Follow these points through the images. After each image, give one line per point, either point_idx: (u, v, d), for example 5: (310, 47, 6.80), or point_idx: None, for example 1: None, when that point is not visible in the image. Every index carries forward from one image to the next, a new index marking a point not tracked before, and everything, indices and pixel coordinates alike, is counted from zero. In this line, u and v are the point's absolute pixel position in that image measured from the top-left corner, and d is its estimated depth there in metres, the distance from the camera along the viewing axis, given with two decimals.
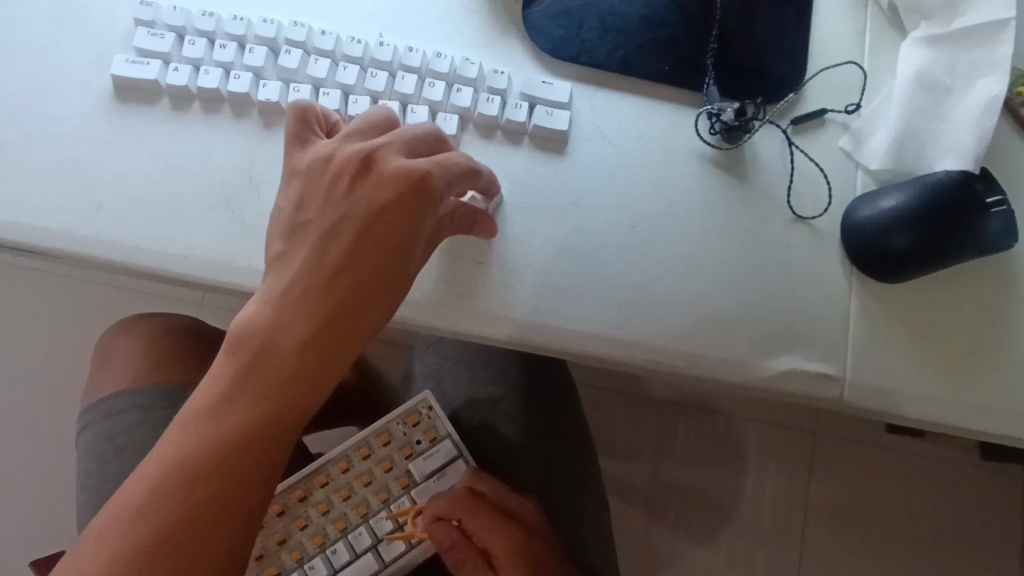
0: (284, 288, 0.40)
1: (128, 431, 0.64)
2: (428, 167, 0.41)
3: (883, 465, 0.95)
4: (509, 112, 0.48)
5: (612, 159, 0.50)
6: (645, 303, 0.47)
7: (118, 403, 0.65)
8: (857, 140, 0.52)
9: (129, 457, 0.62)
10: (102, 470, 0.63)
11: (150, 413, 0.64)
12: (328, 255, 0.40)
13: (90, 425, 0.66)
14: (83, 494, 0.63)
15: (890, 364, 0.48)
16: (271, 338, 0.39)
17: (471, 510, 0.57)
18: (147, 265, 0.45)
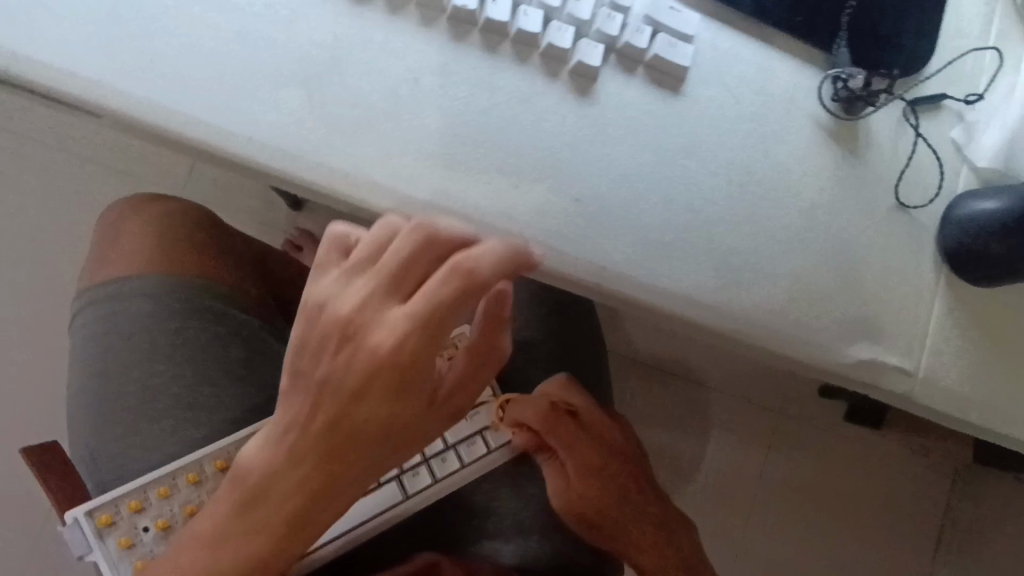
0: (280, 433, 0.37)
1: (139, 321, 0.60)
2: (410, 328, 0.33)
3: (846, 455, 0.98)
4: (629, 35, 0.43)
5: (727, 111, 0.45)
6: (740, 270, 0.45)
7: (125, 289, 0.60)
8: (969, 134, 0.49)
9: (141, 349, 0.59)
10: (107, 357, 0.59)
11: (165, 304, 0.60)
12: (333, 354, 0.35)
13: (89, 310, 0.60)
14: (79, 381, 0.59)
15: (964, 368, 0.47)
16: (320, 391, 0.35)
17: (552, 421, 0.56)
18: (200, 141, 0.39)
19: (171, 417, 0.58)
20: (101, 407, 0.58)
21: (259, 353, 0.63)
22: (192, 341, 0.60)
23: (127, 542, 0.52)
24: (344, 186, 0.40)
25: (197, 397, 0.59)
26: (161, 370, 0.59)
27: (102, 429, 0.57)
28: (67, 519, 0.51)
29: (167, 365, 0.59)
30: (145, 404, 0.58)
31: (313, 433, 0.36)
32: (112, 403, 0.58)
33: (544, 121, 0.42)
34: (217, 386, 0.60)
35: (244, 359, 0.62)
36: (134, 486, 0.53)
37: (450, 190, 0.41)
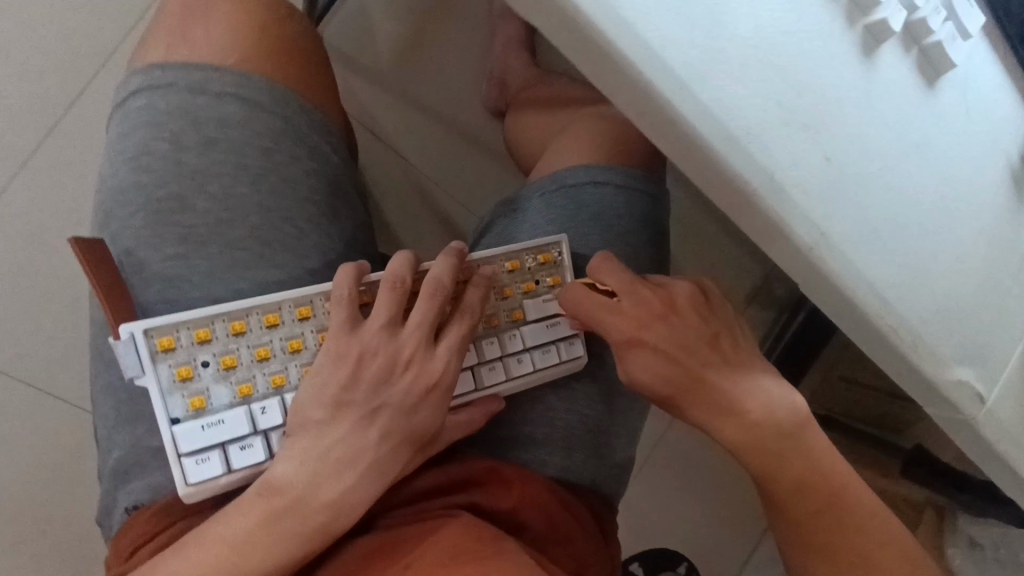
0: (398, 376, 0.48)
1: (221, 123, 0.48)
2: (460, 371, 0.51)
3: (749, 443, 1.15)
4: (930, 12, 0.41)
5: (957, 123, 0.46)
6: (910, 274, 0.47)
7: (210, 79, 0.48)
8: None
9: (220, 160, 0.48)
10: (174, 155, 0.47)
11: (257, 113, 0.49)
12: (447, 336, 0.50)
13: (156, 90, 0.48)
14: (127, 171, 0.47)
15: (1016, 407, 0.54)
16: (408, 358, 0.49)
17: (580, 297, 0.55)
18: None
19: (247, 250, 0.49)
20: (158, 213, 0.47)
21: (342, 204, 0.54)
22: (281, 165, 0.50)
23: (186, 374, 0.45)
24: (642, 60, 0.35)
25: (275, 233, 0.49)
26: (238, 190, 0.48)
27: (158, 244, 0.47)
28: (122, 332, 0.43)
29: (247, 188, 0.49)
30: (215, 226, 0.48)
31: (441, 366, 0.49)
32: (171, 211, 0.47)
33: (832, 68, 0.40)
34: (302, 229, 0.50)
35: (332, 206, 0.53)
36: (201, 313, 0.45)
37: (734, 106, 0.38)
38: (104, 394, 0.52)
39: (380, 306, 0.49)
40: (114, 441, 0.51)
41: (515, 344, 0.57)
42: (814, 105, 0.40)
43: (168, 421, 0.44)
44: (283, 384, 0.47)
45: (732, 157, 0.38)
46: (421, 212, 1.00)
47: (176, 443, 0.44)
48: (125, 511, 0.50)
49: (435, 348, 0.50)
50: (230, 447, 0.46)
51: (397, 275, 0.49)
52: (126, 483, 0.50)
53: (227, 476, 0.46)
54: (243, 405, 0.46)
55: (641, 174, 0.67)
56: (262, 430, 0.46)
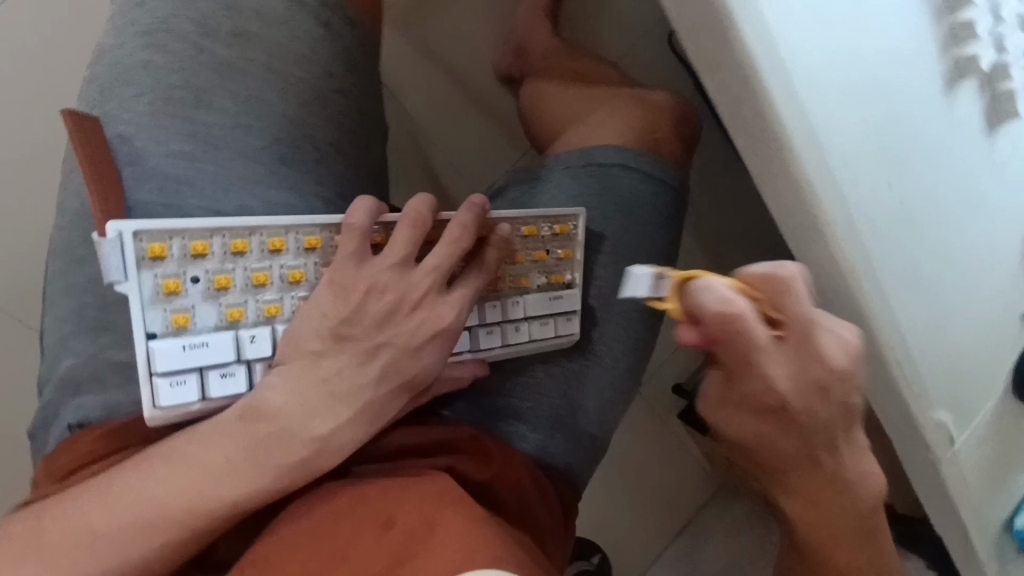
0: (401, 318, 0.45)
1: (256, 16, 0.47)
2: None
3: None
4: (1010, 59, 0.41)
5: (1002, 177, 0.47)
6: (928, 313, 0.47)
7: None
8: None
9: (249, 52, 0.47)
10: (203, 39, 0.46)
11: (294, 15, 0.48)
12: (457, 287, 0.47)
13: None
14: (153, 48, 0.46)
15: (975, 452, 0.57)
16: (411, 300, 0.45)
17: None
18: None
19: (259, 163, 0.47)
20: (172, 100, 0.45)
21: (365, 130, 0.53)
22: (318, 77, 0.49)
23: (173, 287, 0.39)
24: (755, 45, 0.34)
25: (294, 147, 0.48)
26: (262, 93, 0.47)
27: (164, 134, 0.45)
28: (109, 230, 0.37)
29: (272, 95, 0.47)
30: (230, 127, 0.46)
31: (449, 317, 0.46)
32: (191, 98, 0.46)
33: (912, 91, 0.39)
34: (316, 143, 0.49)
35: (355, 130, 0.52)
36: (201, 223, 0.39)
37: (818, 110, 0.37)
38: (71, 290, 0.46)
39: (397, 240, 0.45)
40: (78, 345, 0.46)
41: (519, 312, 0.54)
42: (890, 129, 0.39)
43: (144, 335, 0.39)
44: (277, 314, 0.43)
45: (808, 166, 0.37)
46: (412, 163, 0.96)
47: (152, 360, 0.38)
48: (69, 428, 0.44)
49: (442, 292, 0.47)
50: (209, 373, 0.41)
51: (419, 212, 0.45)
52: (77, 397, 0.45)
53: (201, 404, 0.41)
54: (231, 330, 0.41)
55: (669, 165, 0.65)
56: (247, 360, 0.42)
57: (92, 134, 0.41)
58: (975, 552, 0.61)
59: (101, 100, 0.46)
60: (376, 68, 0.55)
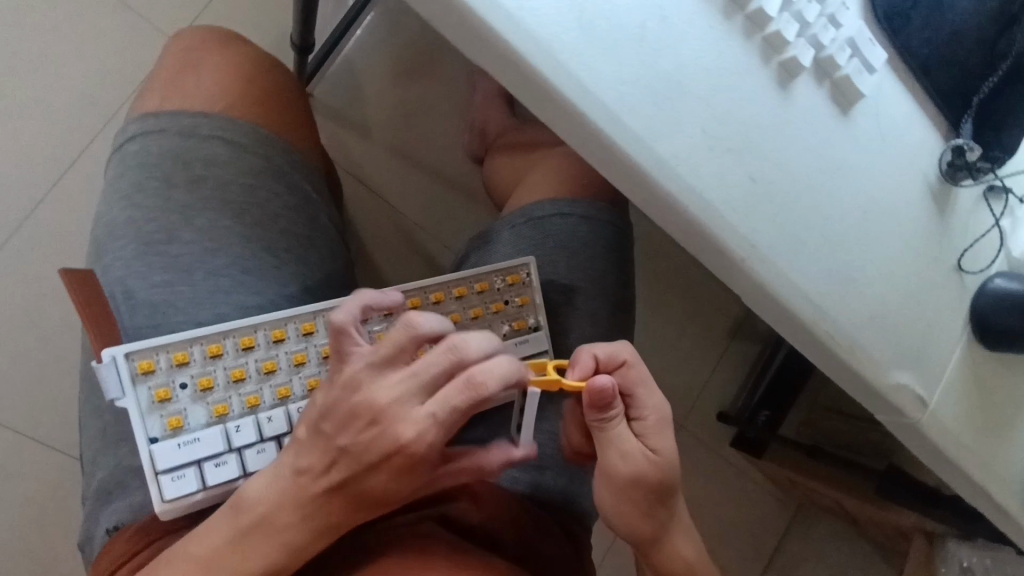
0: (372, 439, 0.45)
1: (211, 163, 0.57)
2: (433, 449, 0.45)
3: (726, 471, 1.16)
4: (835, 50, 0.47)
5: (874, 148, 0.51)
6: (841, 283, 0.51)
7: (205, 125, 0.57)
8: (1013, 227, 0.60)
9: (207, 194, 0.56)
10: (171, 189, 0.56)
11: (242, 154, 0.58)
12: (427, 407, 0.45)
13: (160, 142, 0.57)
14: (133, 206, 0.55)
15: (954, 411, 0.58)
16: (379, 413, 0.45)
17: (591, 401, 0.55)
18: (469, 9, 0.38)
19: (227, 277, 0.55)
20: (152, 243, 0.55)
21: (319, 234, 0.61)
22: (272, 200, 0.58)
23: (165, 395, 0.47)
24: (580, 98, 0.40)
25: (258, 260, 0.57)
26: (224, 222, 0.56)
27: (148, 272, 0.54)
28: (105, 357, 0.46)
29: (233, 222, 0.56)
30: (200, 255, 0.55)
31: (418, 439, 0.44)
32: (170, 238, 0.55)
33: (752, 97, 0.45)
34: (276, 255, 0.58)
35: (308, 236, 0.60)
36: (181, 337, 0.47)
37: (662, 133, 0.43)
38: (95, 415, 0.55)
39: (389, 343, 0.44)
40: (106, 460, 0.53)
41: None
42: (739, 134, 0.45)
43: (147, 440, 0.46)
44: (258, 404, 0.49)
45: (665, 182, 0.43)
46: (401, 252, 1.04)
47: (154, 461, 0.46)
48: (107, 532, 0.51)
49: (413, 412, 0.45)
50: (205, 464, 0.47)
51: (417, 321, 0.44)
52: (110, 505, 0.52)
53: (202, 492, 0.47)
54: (219, 423, 0.48)
55: (602, 206, 0.71)
56: (237, 448, 0.48)
57: (89, 283, 0.50)
58: (996, 512, 0.61)
59: (99, 255, 0.56)
60: (322, 183, 0.64)
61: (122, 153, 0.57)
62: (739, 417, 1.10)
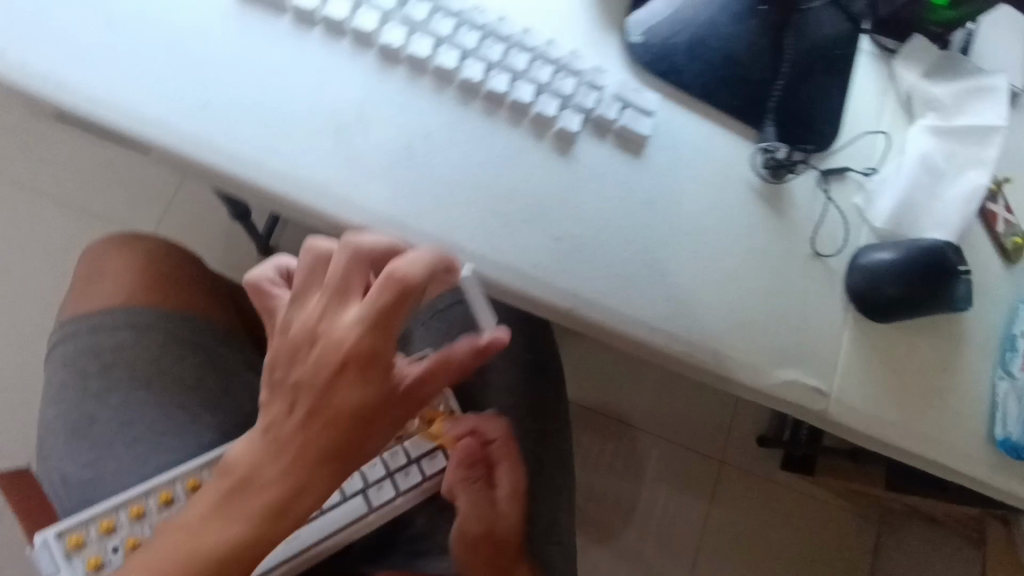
0: (312, 368, 0.38)
1: (118, 350, 0.63)
2: (361, 336, 0.37)
3: (764, 491, 1.16)
4: (602, 108, 0.52)
5: (679, 175, 0.55)
6: (684, 303, 0.54)
7: (109, 318, 0.64)
8: (867, 200, 0.62)
9: (118, 377, 0.62)
10: (89, 380, 0.62)
11: (145, 333, 0.64)
12: (353, 380, 0.38)
13: (72, 342, 0.64)
14: (62, 403, 0.62)
15: (863, 392, 0.59)
16: (316, 403, 0.38)
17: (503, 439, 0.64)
18: (247, 179, 0.44)
19: (145, 441, 0.61)
20: (78, 430, 0.61)
21: (232, 382, 0.67)
22: (184, 361, 0.65)
23: (95, 562, 0.52)
24: (362, 220, 0.46)
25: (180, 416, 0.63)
26: (140, 396, 0.63)
27: (77, 457, 0.60)
28: (36, 540, 0.52)
29: (148, 393, 0.63)
30: (121, 429, 0.61)
31: (339, 422, 0.38)
32: (95, 421, 0.61)
33: (532, 172, 0.51)
34: (192, 412, 0.63)
35: (222, 384, 0.66)
36: (104, 506, 0.54)
37: (451, 224, 0.48)
38: None
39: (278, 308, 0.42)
40: None
41: (401, 455, 0.62)
42: (531, 205, 0.51)
43: None
44: None
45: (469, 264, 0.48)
46: None
47: None
48: None
49: (348, 341, 0.37)
50: None
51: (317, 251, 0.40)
52: None
53: None
54: None
55: None
56: None
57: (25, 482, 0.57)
58: (950, 473, 0.61)
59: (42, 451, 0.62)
60: (232, 333, 0.70)
61: (50, 359, 0.64)
62: (781, 439, 1.12)
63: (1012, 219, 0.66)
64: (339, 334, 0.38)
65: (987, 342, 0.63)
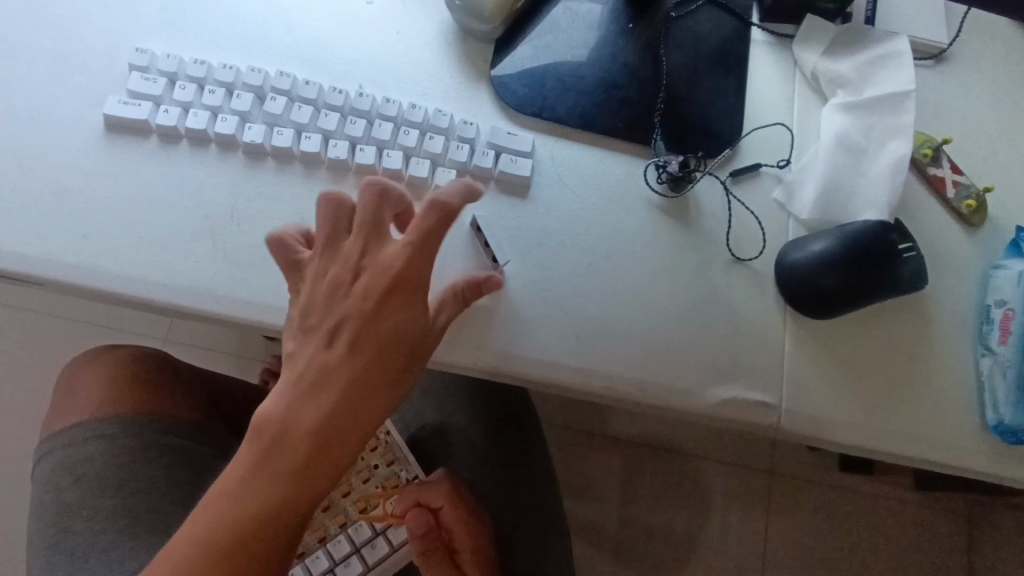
0: (296, 378, 0.42)
1: (90, 461, 0.67)
2: (407, 258, 0.43)
3: (831, 501, 1.07)
4: (477, 159, 0.53)
5: (572, 208, 0.55)
6: (599, 335, 0.52)
7: (80, 432, 0.68)
8: (789, 193, 0.57)
9: (88, 488, 0.66)
10: (62, 495, 0.66)
11: (114, 441, 0.67)
12: (325, 397, 0.41)
13: (48, 458, 0.68)
14: (40, 522, 0.65)
15: (826, 399, 0.54)
16: (281, 428, 0.41)
17: (454, 503, 0.62)
18: (134, 294, 0.47)
19: (118, 547, 0.63)
20: (55, 546, 0.64)
21: (201, 474, 0.70)
22: (154, 462, 0.68)
23: None
24: (245, 313, 0.47)
25: (149, 519, 0.65)
26: (109, 504, 0.65)
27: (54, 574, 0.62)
28: None
29: (118, 499, 0.66)
30: (91, 540, 0.64)
31: (308, 434, 0.41)
32: (69, 537, 0.64)
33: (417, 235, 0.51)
34: (163, 512, 0.66)
35: (188, 480, 0.68)
36: None
37: None
38: None
39: (296, 272, 0.46)
40: None
41: (366, 525, 0.63)
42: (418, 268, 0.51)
43: None
44: None
45: None
46: None
47: None
48: None
49: (334, 345, 0.43)
50: None
51: (333, 208, 0.45)
52: None
53: None
54: None
55: None
56: None
57: None
58: (951, 470, 0.54)
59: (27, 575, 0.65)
60: (202, 428, 0.74)
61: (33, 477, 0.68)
62: None
63: (963, 179, 0.60)
64: (382, 262, 0.43)
65: (961, 317, 0.57)
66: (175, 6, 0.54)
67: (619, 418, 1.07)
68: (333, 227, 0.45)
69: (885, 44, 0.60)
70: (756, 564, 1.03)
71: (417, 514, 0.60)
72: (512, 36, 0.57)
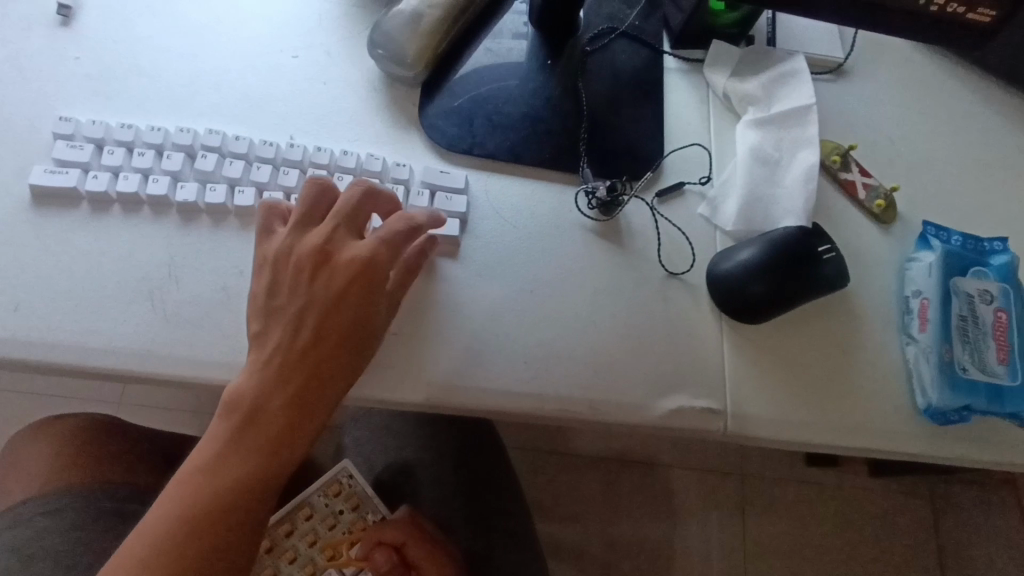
0: (267, 359, 0.45)
1: None
2: (373, 252, 0.46)
3: (798, 498, 1.09)
4: (413, 199, 0.54)
5: (509, 238, 0.57)
6: (544, 358, 0.54)
7: (25, 511, 0.66)
8: (713, 207, 0.60)
9: None
10: None
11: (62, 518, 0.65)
12: (291, 381, 0.44)
13: None
14: None
15: (768, 399, 0.56)
16: (249, 409, 0.44)
17: (417, 537, 0.63)
18: (70, 364, 0.47)
19: None
20: None
21: None
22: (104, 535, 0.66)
23: None
24: (187, 371, 0.47)
25: None
26: None
27: None
28: None
29: None
30: None
31: (276, 416, 0.44)
32: None
33: None
34: None
35: None
36: None
37: None
38: None
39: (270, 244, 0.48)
40: None
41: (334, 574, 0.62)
42: None
43: None
44: None
45: None
46: None
47: None
48: None
49: (300, 330, 0.45)
50: None
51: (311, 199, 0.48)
52: None
53: None
54: None
55: None
56: None
57: None
58: (890, 454, 0.57)
59: None
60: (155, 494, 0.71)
61: None
62: None
63: (871, 181, 0.65)
64: (346, 256, 0.46)
65: (884, 310, 0.61)
66: (98, 72, 0.55)
67: (586, 438, 1.08)
68: (312, 208, 0.48)
69: (785, 64, 0.64)
70: (735, 568, 1.04)
71: (383, 555, 0.61)
72: (437, 79, 0.60)
